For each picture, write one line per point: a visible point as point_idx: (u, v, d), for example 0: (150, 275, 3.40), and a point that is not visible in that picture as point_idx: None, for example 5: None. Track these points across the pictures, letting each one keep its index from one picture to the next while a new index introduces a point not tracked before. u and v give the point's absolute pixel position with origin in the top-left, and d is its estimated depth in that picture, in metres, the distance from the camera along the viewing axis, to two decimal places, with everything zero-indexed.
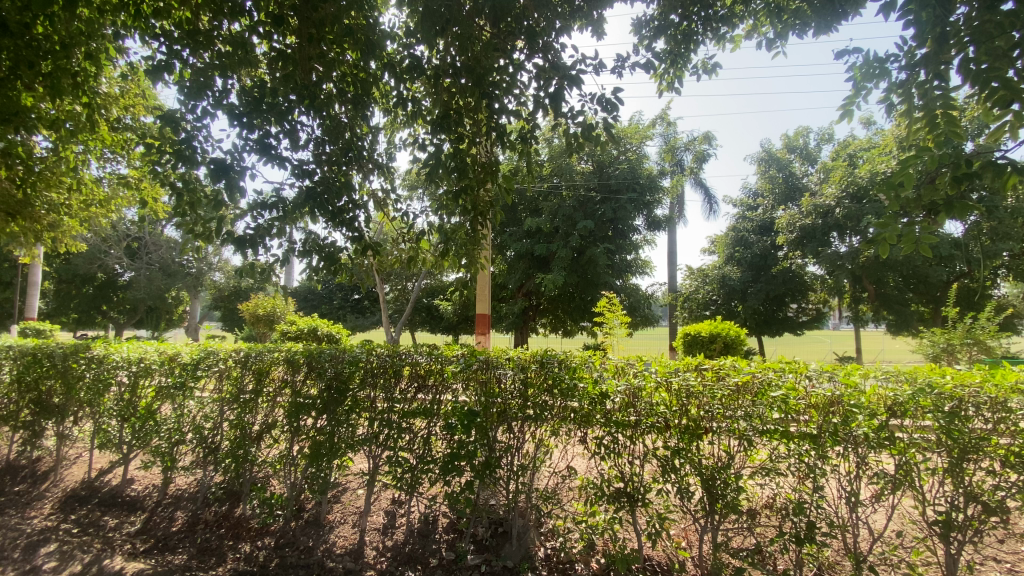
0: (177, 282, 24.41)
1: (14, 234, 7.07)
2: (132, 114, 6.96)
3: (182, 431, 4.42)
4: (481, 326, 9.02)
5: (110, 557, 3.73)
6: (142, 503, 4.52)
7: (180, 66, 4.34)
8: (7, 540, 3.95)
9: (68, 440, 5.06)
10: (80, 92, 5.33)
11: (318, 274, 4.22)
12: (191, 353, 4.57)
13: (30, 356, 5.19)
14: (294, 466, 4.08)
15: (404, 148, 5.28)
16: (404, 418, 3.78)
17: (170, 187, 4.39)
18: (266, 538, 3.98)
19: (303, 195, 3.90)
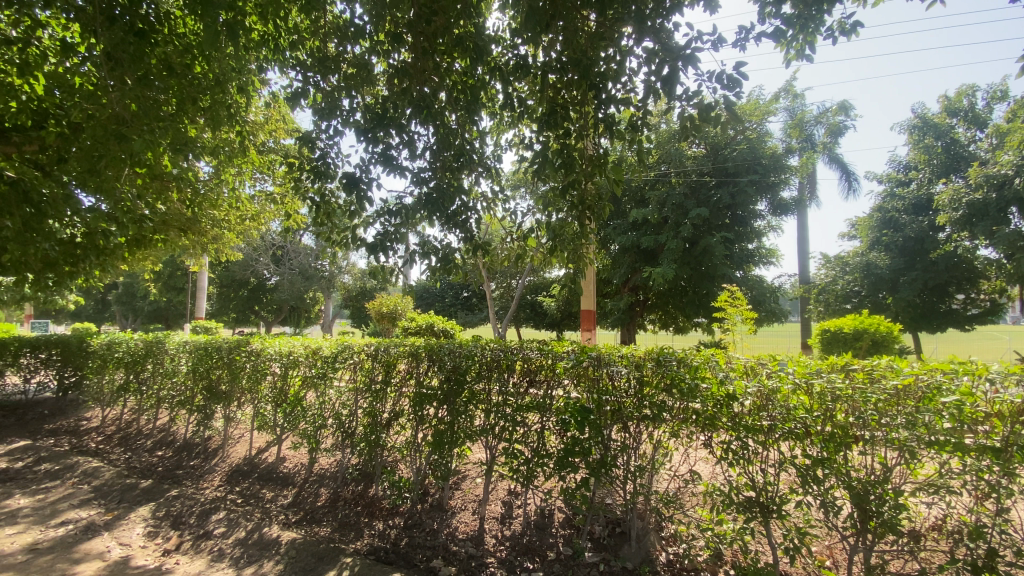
0: (313, 284, 27.43)
1: (188, 247, 8.40)
2: (275, 138, 7.92)
3: (324, 416, 4.95)
4: (586, 323, 8.90)
5: (269, 526, 4.30)
6: (292, 479, 5.14)
7: (313, 90, 4.85)
8: (188, 506, 4.74)
9: (234, 421, 5.91)
10: (233, 122, 6.19)
11: (435, 274, 4.45)
12: (330, 347, 5.10)
13: (204, 349, 6.16)
14: (419, 452, 4.38)
15: (510, 148, 5.38)
16: (519, 412, 3.85)
17: (309, 200, 4.93)
18: (396, 519, 4.29)
19: (421, 201, 4.16)
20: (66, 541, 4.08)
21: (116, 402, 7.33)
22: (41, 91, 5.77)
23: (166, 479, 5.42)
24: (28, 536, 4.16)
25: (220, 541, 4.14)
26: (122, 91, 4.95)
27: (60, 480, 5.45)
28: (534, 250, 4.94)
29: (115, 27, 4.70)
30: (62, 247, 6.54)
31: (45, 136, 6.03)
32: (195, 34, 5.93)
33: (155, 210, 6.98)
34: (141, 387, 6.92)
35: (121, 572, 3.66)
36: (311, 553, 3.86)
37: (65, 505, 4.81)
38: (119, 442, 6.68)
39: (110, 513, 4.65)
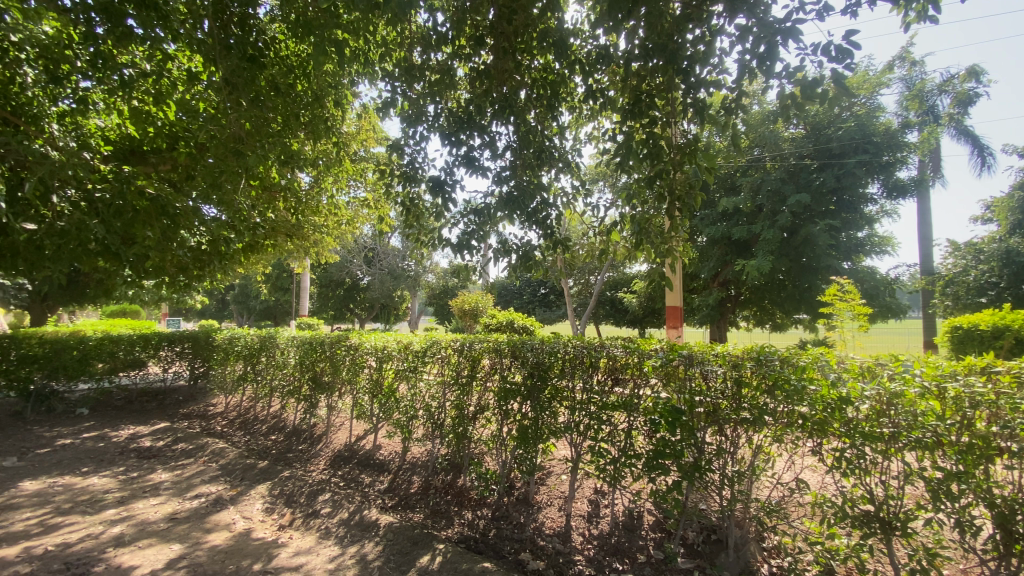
0: (401, 283, 29.00)
1: (293, 251, 9.17)
2: (366, 147, 8.40)
3: (415, 408, 5.20)
4: (672, 320, 8.56)
5: (369, 508, 4.61)
6: (387, 466, 5.47)
7: (400, 100, 5.09)
8: (299, 486, 5.21)
9: (336, 410, 6.39)
10: (330, 134, 6.69)
11: (517, 272, 4.49)
12: (420, 342, 5.35)
13: (309, 344, 6.72)
14: (504, 446, 4.47)
15: (590, 142, 5.30)
16: (605, 410, 3.78)
17: (399, 204, 5.20)
18: (484, 510, 4.41)
19: (503, 200, 4.23)
20: (200, 512, 4.64)
21: (236, 391, 8.23)
22: (171, 115, 6.56)
23: (279, 461, 6.00)
24: (170, 506, 4.77)
25: (327, 520, 4.50)
26: (238, 112, 5.54)
27: (194, 458, 6.22)
28: (619, 245, 4.82)
29: (233, 55, 5.29)
30: (192, 253, 7.43)
31: (175, 156, 6.87)
32: (296, 56, 6.48)
33: (265, 218, 7.74)
34: (257, 377, 7.71)
35: (245, 543, 4.09)
36: (406, 537, 4.09)
37: (199, 480, 5.47)
38: (241, 426, 7.50)
39: (234, 489, 5.22)
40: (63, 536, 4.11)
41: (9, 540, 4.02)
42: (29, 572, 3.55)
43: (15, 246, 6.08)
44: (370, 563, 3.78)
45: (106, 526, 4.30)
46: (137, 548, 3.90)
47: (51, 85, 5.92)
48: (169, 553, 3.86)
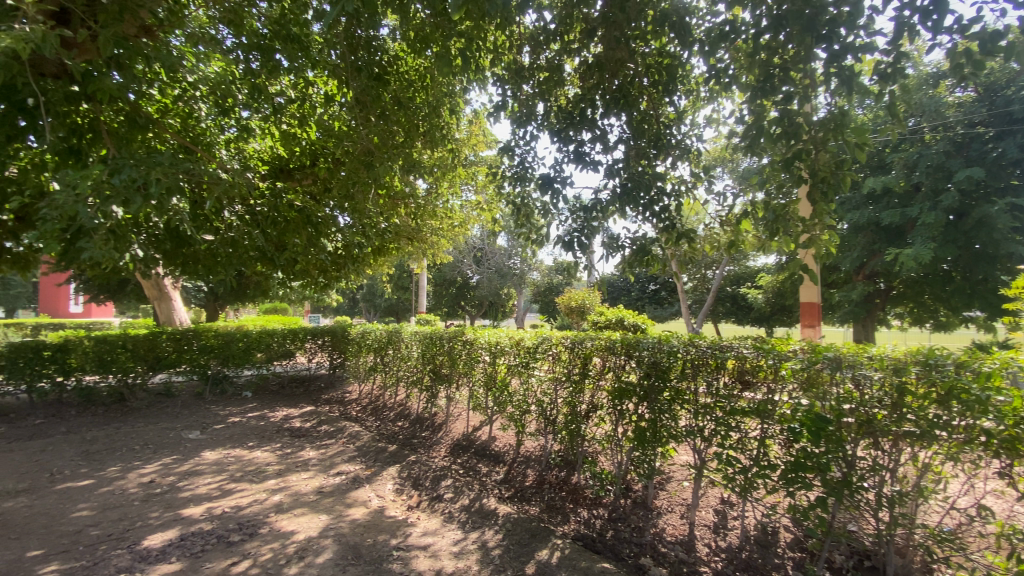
0: (508, 281, 29.77)
1: (412, 252, 9.81)
2: (476, 151, 8.70)
3: (528, 403, 5.30)
4: (809, 318, 7.72)
5: (487, 498, 4.81)
6: (503, 457, 5.65)
7: (510, 102, 5.33)
8: (424, 471, 5.59)
9: (454, 401, 6.75)
10: (445, 141, 7.04)
11: (632, 266, 4.37)
12: (533, 337, 5.43)
13: (429, 339, 7.18)
14: (620, 446, 4.37)
15: (709, 127, 4.97)
16: (733, 415, 3.52)
17: (511, 204, 5.40)
18: (601, 509, 4.36)
19: (616, 194, 4.14)
20: (342, 488, 5.19)
21: (368, 379, 9.07)
22: (311, 136, 7.45)
23: (406, 446, 6.50)
24: (317, 480, 5.40)
25: (450, 505, 4.76)
26: (367, 128, 6.26)
27: (335, 438, 6.97)
28: (745, 236, 4.46)
29: (363, 77, 5.99)
30: (332, 257, 8.36)
31: (315, 171, 7.80)
32: (414, 70, 6.90)
33: (391, 223, 8.43)
34: (385, 368, 8.43)
35: (380, 519, 4.48)
36: (525, 529, 4.19)
37: (339, 458, 6.12)
38: (372, 412, 8.25)
39: (369, 469, 5.75)
40: (235, 500, 4.86)
41: (198, 501, 4.86)
42: (212, 528, 4.25)
43: (196, 255, 7.32)
44: (490, 550, 3.92)
45: (268, 494, 5.00)
46: (292, 516, 4.48)
47: (220, 118, 7.05)
48: (318, 522, 4.37)
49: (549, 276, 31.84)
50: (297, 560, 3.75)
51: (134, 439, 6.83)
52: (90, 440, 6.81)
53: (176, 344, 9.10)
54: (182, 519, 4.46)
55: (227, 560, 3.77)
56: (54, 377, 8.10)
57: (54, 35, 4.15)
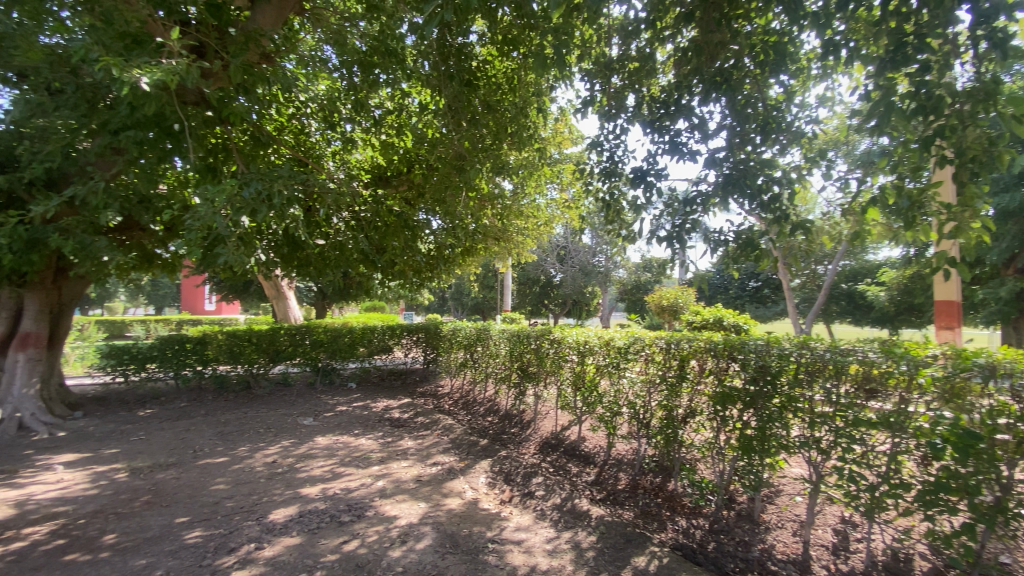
0: (594, 279, 29.39)
1: (497, 251, 9.97)
2: (562, 149, 8.64)
3: (619, 405, 5.17)
4: (946, 318, 6.75)
5: (579, 498, 4.77)
6: (594, 458, 5.58)
7: (598, 96, 5.34)
8: (515, 467, 5.67)
9: (542, 399, 6.77)
10: (533, 141, 7.07)
11: (734, 260, 4.20)
12: (623, 337, 5.28)
13: (517, 336, 7.26)
14: (722, 455, 4.13)
15: (821, 107, 4.54)
16: (858, 427, 3.19)
17: (601, 200, 5.43)
18: (700, 520, 4.16)
19: (723, 183, 3.96)
20: (438, 478, 5.42)
21: (459, 374, 9.41)
22: (406, 144, 7.89)
23: (497, 441, 6.66)
24: (416, 469, 5.69)
25: (542, 503, 4.79)
26: (460, 134, 6.51)
27: (430, 430, 7.31)
28: (869, 227, 4.02)
29: (455, 84, 6.26)
30: (425, 258, 8.76)
31: (410, 177, 8.23)
32: (502, 73, 7.05)
33: (480, 225, 8.64)
34: (475, 364, 8.70)
35: (475, 511, 4.62)
36: (619, 534, 4.11)
37: (435, 449, 6.41)
38: (464, 406, 8.55)
39: (463, 461, 5.95)
40: (345, 483, 5.27)
41: (314, 481, 5.34)
42: (326, 508, 4.65)
43: (309, 258, 8.04)
44: (583, 551, 3.88)
45: (373, 479, 5.36)
46: (394, 501, 4.77)
47: (328, 132, 7.68)
48: (418, 509, 4.61)
49: (635, 273, 30.85)
50: (400, 544, 3.98)
51: (259, 423, 7.66)
52: (224, 422, 7.74)
53: (291, 339, 10.06)
54: (301, 497, 4.92)
55: (340, 538, 4.10)
56: (195, 366, 9.31)
57: (194, 67, 4.78)
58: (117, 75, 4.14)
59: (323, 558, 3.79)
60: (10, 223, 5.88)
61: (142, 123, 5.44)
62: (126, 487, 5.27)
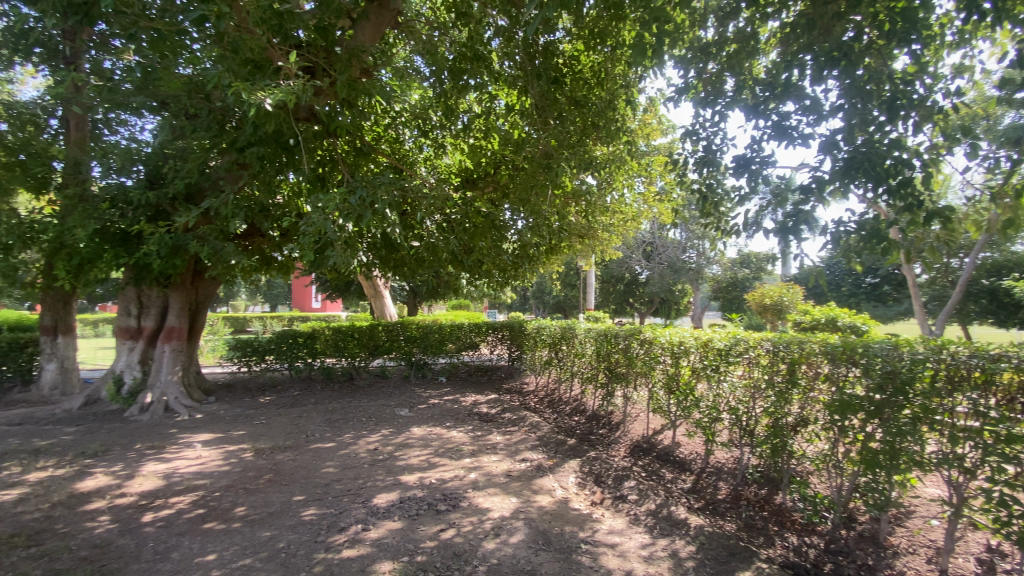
0: (683, 276, 28.22)
1: (582, 248, 9.80)
2: (650, 141, 8.28)
3: (719, 410, 4.91)
4: None
5: (675, 506, 4.60)
6: (690, 465, 5.38)
7: (694, 81, 5.15)
8: (606, 469, 5.60)
9: (632, 401, 6.57)
10: (622, 135, 6.87)
11: (856, 254, 3.80)
12: (724, 339, 5.00)
13: (605, 336, 7.11)
14: (840, 469, 3.77)
15: (958, 77, 3.99)
16: (1012, 444, 2.87)
17: (697, 192, 5.29)
18: (815, 538, 3.87)
19: (846, 168, 3.70)
20: (528, 474, 5.46)
21: (544, 372, 9.43)
22: (493, 146, 8.07)
23: (585, 441, 6.60)
24: (506, 464, 5.79)
25: (635, 507, 4.66)
26: (548, 132, 6.54)
27: (518, 426, 7.40)
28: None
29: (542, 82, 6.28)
30: (511, 258, 8.86)
31: (496, 178, 8.39)
32: (589, 67, 6.96)
33: (567, 223, 8.53)
34: (560, 362, 8.69)
35: (566, 510, 4.62)
36: (722, 546, 3.91)
37: (523, 445, 6.48)
38: (550, 404, 8.58)
39: (551, 459, 5.95)
40: (440, 473, 5.50)
41: (411, 470, 5.64)
42: (423, 496, 4.88)
43: (404, 259, 8.52)
44: (682, 561, 3.73)
45: (465, 471, 5.54)
46: (487, 494, 4.90)
47: (420, 138, 8.09)
48: (510, 504, 4.69)
49: (729, 270, 28.93)
50: (494, 536, 4.08)
51: (361, 412, 8.24)
52: (331, 410, 8.43)
53: (388, 334, 10.71)
54: (400, 484, 5.22)
55: (437, 526, 4.28)
56: (305, 359, 10.22)
57: (308, 85, 5.25)
58: (246, 99, 4.67)
59: (423, 544, 3.98)
60: (158, 232, 6.81)
61: (263, 140, 6.06)
62: (251, 466, 5.90)
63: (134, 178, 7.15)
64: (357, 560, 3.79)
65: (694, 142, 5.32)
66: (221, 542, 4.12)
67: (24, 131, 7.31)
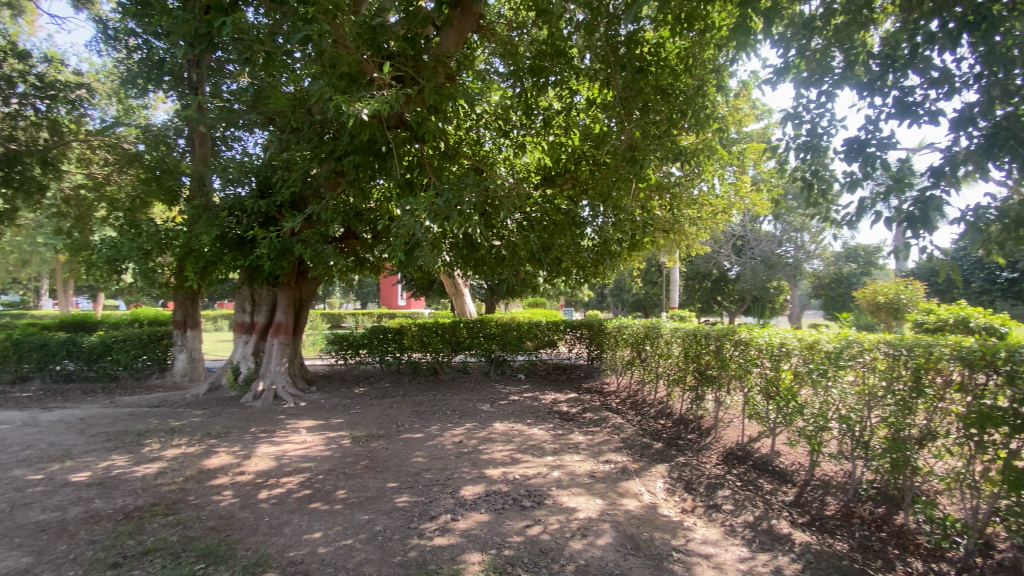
0: (778, 272, 26.30)
1: (668, 243, 9.41)
2: (743, 127, 7.75)
3: (827, 418, 4.48)
4: None
5: (777, 519, 4.31)
6: (792, 477, 5.01)
7: (797, 58, 4.76)
8: (698, 476, 5.36)
9: (724, 405, 6.23)
10: (712, 122, 6.49)
11: (1000, 244, 3.38)
12: (834, 341, 4.54)
13: (694, 335, 6.77)
14: (976, 490, 3.40)
15: None
16: None
17: (802, 179, 4.90)
18: (944, 565, 3.49)
19: (984, 147, 3.29)
20: (613, 476, 5.33)
21: (626, 373, 9.20)
22: (574, 142, 8.00)
23: (672, 446, 6.36)
24: (589, 464, 5.71)
25: (731, 518, 4.41)
26: (634, 123, 6.37)
27: (600, 427, 7.28)
28: None
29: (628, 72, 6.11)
30: (592, 254, 8.72)
31: (575, 174, 8.09)
32: (675, 54, 6.68)
33: (652, 218, 8.23)
34: (643, 362, 8.44)
35: (655, 516, 4.46)
36: (833, 566, 3.61)
37: (607, 446, 6.34)
38: (633, 406, 8.37)
39: (637, 463, 5.78)
40: (523, 469, 5.55)
41: (496, 464, 5.76)
42: (507, 491, 4.95)
43: (484, 258, 8.68)
44: None
45: (548, 468, 5.55)
46: (571, 493, 4.86)
47: (500, 139, 8.22)
48: (596, 505, 4.62)
49: (833, 265, 26.41)
50: (581, 537, 4.04)
51: (446, 406, 8.55)
52: (418, 403, 8.82)
53: (469, 331, 11.03)
54: (485, 478, 5.34)
55: (523, 521, 4.32)
56: (394, 353, 10.80)
57: (400, 94, 5.52)
58: (345, 110, 5.00)
59: (510, 539, 4.04)
60: (269, 237, 7.50)
61: (358, 148, 6.46)
62: (349, 452, 6.32)
63: (247, 188, 7.93)
64: (448, 549, 3.92)
65: (796, 126, 4.91)
66: (325, 522, 4.46)
67: (159, 150, 8.33)
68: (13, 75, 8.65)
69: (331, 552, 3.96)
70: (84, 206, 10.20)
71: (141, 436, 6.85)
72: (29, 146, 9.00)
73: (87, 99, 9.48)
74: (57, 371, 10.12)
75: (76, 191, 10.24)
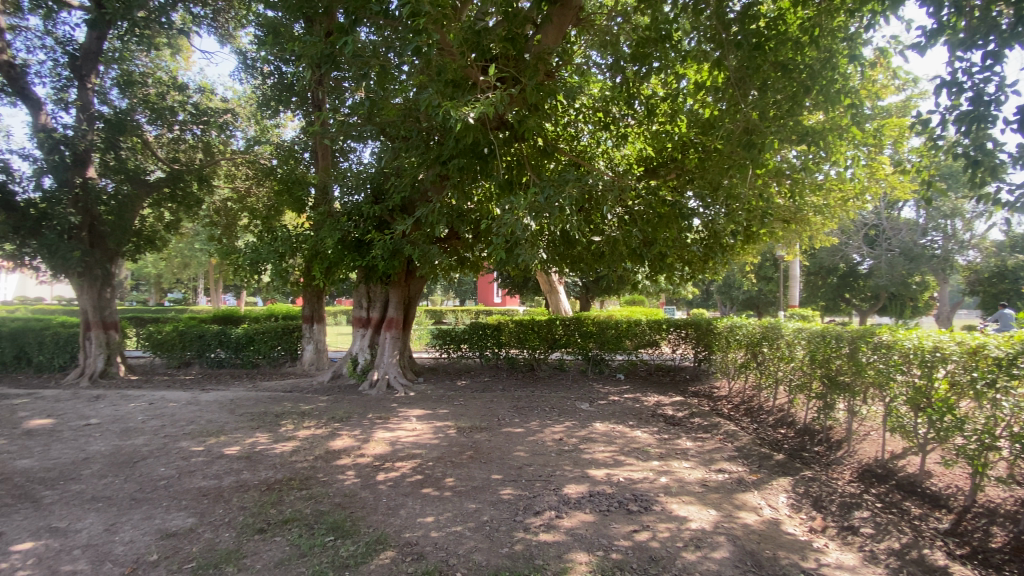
0: (922, 265, 23.01)
1: (787, 234, 8.59)
2: (880, 100, 6.85)
3: (995, 435, 3.84)
4: None
5: (929, 549, 3.79)
6: (947, 501, 4.36)
7: (953, 15, 4.09)
8: (828, 493, 4.85)
9: (859, 416, 5.54)
10: (843, 97, 5.81)
11: None
12: (1006, 346, 3.86)
13: (821, 337, 6.11)
14: None
15: None
16: None
17: (961, 157, 4.23)
18: None
19: None
20: (728, 486, 4.99)
21: (739, 377, 8.57)
22: (680, 130, 7.63)
23: (796, 458, 5.81)
24: (700, 472, 5.40)
25: (871, 543, 3.93)
26: (749, 105, 5.88)
27: (711, 434, 6.84)
28: None
29: (744, 50, 5.69)
30: (700, 247, 8.22)
31: (681, 164, 7.71)
32: (796, 26, 6.09)
33: (770, 207, 7.55)
34: (759, 366, 7.81)
35: (778, 532, 4.10)
36: None
37: (719, 455, 5.94)
38: (747, 413, 7.79)
39: (755, 474, 5.34)
40: (628, 472, 5.40)
41: (599, 464, 5.67)
42: (612, 493, 4.85)
43: (583, 254, 8.55)
44: None
45: (655, 473, 5.34)
46: (681, 501, 4.64)
47: (598, 132, 8.12)
48: (709, 515, 4.36)
49: (996, 257, 22.36)
50: (694, 548, 3.83)
51: (546, 402, 8.61)
52: (518, 398, 8.97)
53: (567, 329, 10.97)
54: (589, 478, 5.28)
55: (630, 526, 4.20)
56: (493, 348, 11.12)
57: (503, 94, 5.63)
58: (454, 114, 5.20)
59: (617, 542, 3.95)
60: (383, 239, 8.09)
61: (463, 151, 6.71)
62: (455, 442, 6.60)
63: (363, 194, 8.62)
64: (554, 545, 3.94)
65: (954, 94, 4.23)
66: (436, 507, 4.69)
67: (289, 164, 9.37)
68: (176, 106, 10.20)
69: (443, 537, 4.16)
70: (230, 216, 11.75)
71: (278, 417, 7.74)
72: (189, 166, 10.60)
73: (232, 122, 10.92)
74: (211, 358, 11.78)
75: (224, 203, 11.79)
